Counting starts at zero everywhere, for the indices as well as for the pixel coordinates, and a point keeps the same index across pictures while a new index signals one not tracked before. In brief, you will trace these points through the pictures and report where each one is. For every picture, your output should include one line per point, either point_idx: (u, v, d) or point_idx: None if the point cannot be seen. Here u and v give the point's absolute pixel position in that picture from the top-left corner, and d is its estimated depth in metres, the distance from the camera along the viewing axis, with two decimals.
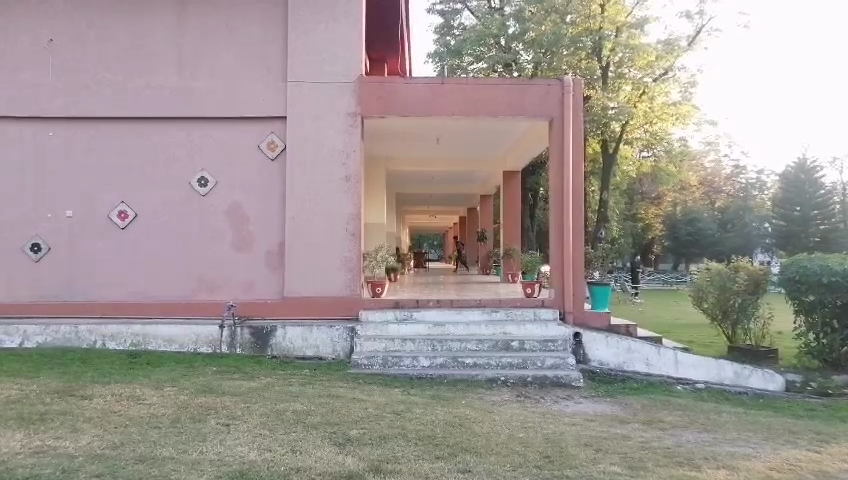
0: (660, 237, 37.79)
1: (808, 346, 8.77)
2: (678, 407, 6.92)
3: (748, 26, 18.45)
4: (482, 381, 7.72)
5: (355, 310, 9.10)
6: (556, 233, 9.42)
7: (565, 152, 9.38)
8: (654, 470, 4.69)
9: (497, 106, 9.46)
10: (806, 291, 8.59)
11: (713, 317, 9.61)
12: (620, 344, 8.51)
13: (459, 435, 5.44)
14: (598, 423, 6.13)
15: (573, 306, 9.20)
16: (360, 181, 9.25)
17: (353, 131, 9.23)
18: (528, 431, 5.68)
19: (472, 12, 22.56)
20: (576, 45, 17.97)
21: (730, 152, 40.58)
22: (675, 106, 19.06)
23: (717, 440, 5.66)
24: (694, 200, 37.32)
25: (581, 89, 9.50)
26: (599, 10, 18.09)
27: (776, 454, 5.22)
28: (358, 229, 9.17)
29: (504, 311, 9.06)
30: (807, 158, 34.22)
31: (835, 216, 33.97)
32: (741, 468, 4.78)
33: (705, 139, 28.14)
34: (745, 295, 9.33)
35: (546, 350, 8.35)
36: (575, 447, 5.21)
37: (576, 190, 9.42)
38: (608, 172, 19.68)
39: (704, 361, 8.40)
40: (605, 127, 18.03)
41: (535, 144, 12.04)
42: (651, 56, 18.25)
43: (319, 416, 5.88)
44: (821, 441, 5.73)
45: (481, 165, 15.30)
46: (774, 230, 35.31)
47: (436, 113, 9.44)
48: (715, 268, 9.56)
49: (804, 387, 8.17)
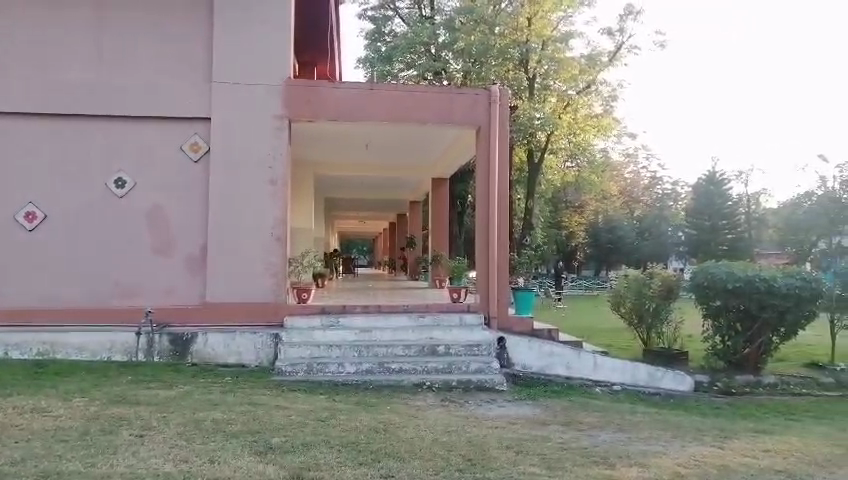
0: (583, 244, 39.04)
1: (714, 348, 9.30)
2: (595, 409, 7.17)
3: (664, 45, 19.36)
4: (407, 386, 7.76)
5: (279, 316, 8.94)
6: (482, 240, 9.59)
7: (492, 161, 9.58)
8: (570, 470, 4.83)
9: (426, 114, 9.56)
10: (713, 296, 9.11)
11: (630, 321, 10.02)
12: (542, 348, 8.77)
13: (382, 441, 5.44)
14: (519, 426, 6.28)
15: (497, 312, 9.36)
16: (286, 184, 9.11)
17: (280, 134, 9.09)
18: (451, 435, 5.74)
19: (403, 19, 22.72)
20: (504, 56, 18.37)
21: (647, 163, 42.45)
22: (596, 118, 19.89)
23: (630, 439, 5.90)
24: (615, 208, 38.74)
25: (508, 99, 9.74)
26: (527, 23, 18.62)
27: (684, 451, 5.49)
28: (284, 234, 9.03)
29: (430, 316, 9.14)
30: (717, 171, 36.15)
31: (741, 226, 36.07)
32: (652, 466, 5.01)
33: (624, 151, 29.34)
34: (658, 299, 9.76)
35: (471, 354, 8.49)
36: (497, 450, 5.30)
37: (502, 198, 9.62)
38: (534, 180, 20.30)
39: (621, 364, 8.68)
40: (531, 136, 18.54)
41: (464, 151, 12.23)
42: (574, 69, 18.89)
43: (239, 424, 5.74)
44: (723, 437, 6.08)
45: (410, 171, 15.39)
46: (688, 238, 37.13)
47: (365, 119, 9.43)
48: (632, 275, 9.96)
49: (711, 386, 8.73)
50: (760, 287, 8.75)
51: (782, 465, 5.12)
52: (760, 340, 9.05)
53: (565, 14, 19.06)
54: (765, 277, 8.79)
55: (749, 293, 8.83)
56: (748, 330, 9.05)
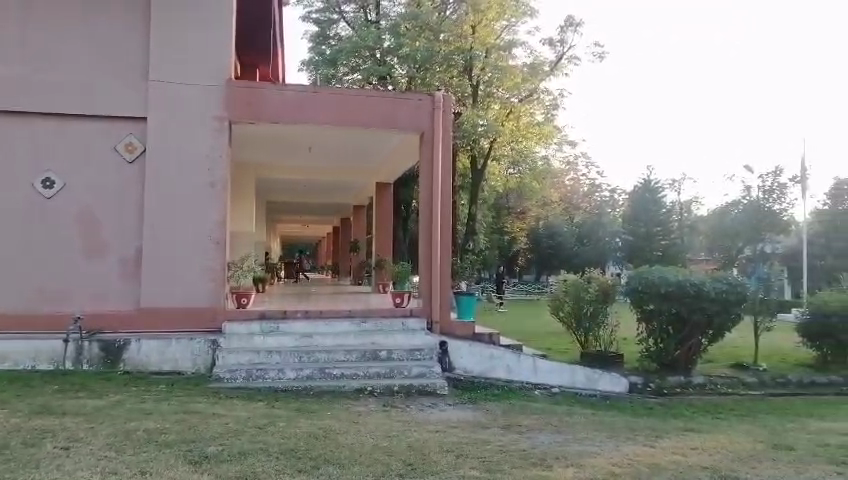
0: (525, 249, 39.68)
1: (648, 350, 9.63)
2: (533, 411, 7.31)
3: (603, 56, 19.93)
4: (348, 392, 7.70)
5: (217, 322, 8.71)
6: (425, 245, 9.62)
7: (435, 166, 9.64)
8: (509, 472, 4.91)
9: (370, 119, 9.54)
10: (647, 300, 9.41)
11: (568, 324, 10.25)
12: (482, 352, 8.88)
13: (322, 448, 5.39)
14: (461, 429, 6.33)
15: (440, 316, 9.40)
16: (226, 187, 8.92)
17: (220, 135, 8.90)
18: (392, 440, 5.74)
19: (348, 23, 22.63)
20: (448, 62, 18.55)
21: (586, 171, 43.62)
22: (538, 126, 19.98)
23: (568, 440, 6.04)
24: (555, 214, 39.61)
25: (451, 105, 9.83)
26: (471, 31, 18.64)
27: (618, 451, 5.66)
28: (223, 237, 8.83)
29: (372, 321, 9.11)
30: (652, 178, 37.41)
31: (674, 232, 37.43)
32: (587, 466, 5.13)
33: (565, 159, 30.01)
34: (595, 303, 10.02)
35: (412, 359, 8.51)
36: (437, 454, 5.33)
37: (445, 203, 9.68)
38: (476, 186, 20.37)
39: (559, 367, 8.86)
40: (474, 143, 18.70)
41: (408, 155, 12.28)
42: (517, 78, 18.98)
43: (173, 434, 5.57)
44: (656, 437, 6.30)
45: (354, 176, 15.32)
46: (625, 244, 38.25)
47: (308, 121, 9.34)
48: (571, 279, 10.21)
49: (645, 388, 8.96)
50: (691, 291, 9.15)
51: (709, 462, 5.34)
52: (691, 341, 9.42)
53: (508, 24, 19.13)
54: (695, 281, 9.20)
55: (679, 296, 9.22)
56: (679, 332, 9.39)
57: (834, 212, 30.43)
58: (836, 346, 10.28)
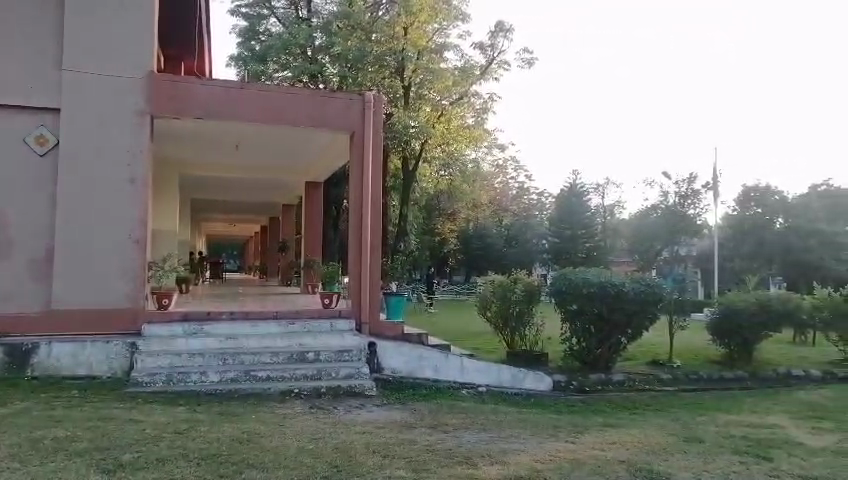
0: (454, 250, 40.09)
1: (571, 349, 9.93)
2: (460, 410, 7.40)
3: (531, 63, 20.45)
4: (274, 394, 7.56)
5: (136, 325, 8.36)
6: (354, 245, 9.56)
7: (365, 166, 9.59)
8: (435, 471, 4.94)
9: (298, 117, 9.41)
10: (571, 300, 9.71)
11: (495, 324, 10.45)
12: (411, 352, 8.89)
13: (245, 452, 5.26)
14: (388, 430, 6.33)
15: (369, 317, 9.38)
16: (147, 183, 8.58)
17: (141, 130, 8.54)
18: (318, 442, 5.67)
19: (279, 19, 22.27)
20: (379, 63, 18.45)
21: (515, 174, 44.49)
22: (468, 129, 20.49)
23: (493, 438, 6.14)
24: (484, 216, 40.20)
25: (381, 105, 9.82)
26: (403, 32, 18.55)
27: (541, 448, 5.79)
28: (144, 236, 8.49)
29: (300, 323, 8.99)
30: (578, 182, 38.57)
31: (597, 235, 38.73)
32: (511, 463, 5.24)
33: (495, 162, 30.58)
34: (522, 304, 10.24)
35: (341, 360, 8.45)
36: (364, 455, 5.32)
37: (375, 204, 9.65)
38: (407, 188, 20.31)
39: (486, 366, 8.98)
40: (406, 144, 18.67)
41: (338, 154, 12.19)
42: (448, 81, 19.08)
43: (85, 441, 5.30)
44: (577, 433, 6.49)
45: (283, 174, 15.06)
46: (551, 245, 39.28)
47: (234, 118, 9.11)
48: (499, 279, 10.42)
49: (568, 386, 9.21)
50: (611, 292, 9.50)
51: (626, 456, 5.55)
52: (611, 340, 9.77)
53: (440, 27, 19.18)
54: (617, 281, 9.57)
55: (601, 297, 9.55)
56: (600, 332, 9.73)
57: (742, 217, 32.38)
58: (742, 344, 10.93)
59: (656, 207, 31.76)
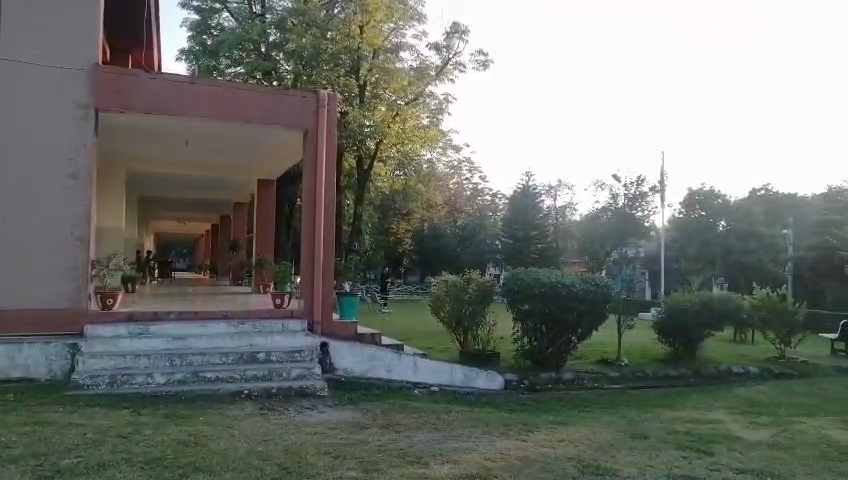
0: (409, 250, 40.07)
1: (523, 349, 10.05)
2: (413, 410, 7.41)
3: (486, 65, 20.62)
4: (223, 395, 7.41)
5: (79, 326, 8.07)
6: (307, 245, 9.44)
7: (319, 165, 9.48)
8: (386, 471, 4.93)
9: (251, 114, 9.25)
10: (523, 300, 9.83)
11: (448, 324, 10.50)
12: (364, 352, 8.84)
13: (192, 455, 5.14)
14: (339, 431, 6.27)
15: (321, 317, 9.30)
16: (92, 178, 8.29)
17: (85, 123, 8.25)
18: (268, 444, 5.59)
19: (232, 14, 21.88)
20: (335, 62, 18.22)
21: (470, 175, 44.82)
22: (423, 129, 20.28)
23: (445, 437, 6.17)
24: (439, 217, 40.32)
25: (335, 103, 9.74)
26: (358, 31, 18.57)
27: (492, 446, 5.85)
28: (87, 234, 8.19)
29: (250, 323, 8.85)
30: (531, 183, 39.06)
31: (550, 235, 39.30)
32: (462, 461, 5.28)
33: (450, 164, 30.71)
34: (475, 304, 10.32)
35: (292, 361, 8.36)
36: (314, 456, 5.26)
37: (329, 203, 9.58)
38: (362, 187, 20.23)
39: (439, 366, 9.00)
40: (360, 144, 18.56)
41: (292, 152, 12.04)
42: (404, 81, 19.34)
43: (21, 447, 5.09)
44: (527, 431, 6.59)
45: (235, 172, 14.79)
46: (504, 246, 39.66)
47: (184, 114, 8.88)
48: (452, 279, 10.47)
49: (519, 385, 9.32)
50: (562, 291, 9.68)
51: (575, 453, 5.65)
52: (562, 340, 9.95)
53: (395, 26, 19.20)
54: (568, 282, 9.74)
55: (553, 297, 9.72)
56: (551, 331, 9.90)
57: (687, 220, 33.43)
58: (686, 343, 11.29)
59: (607, 209, 32.54)
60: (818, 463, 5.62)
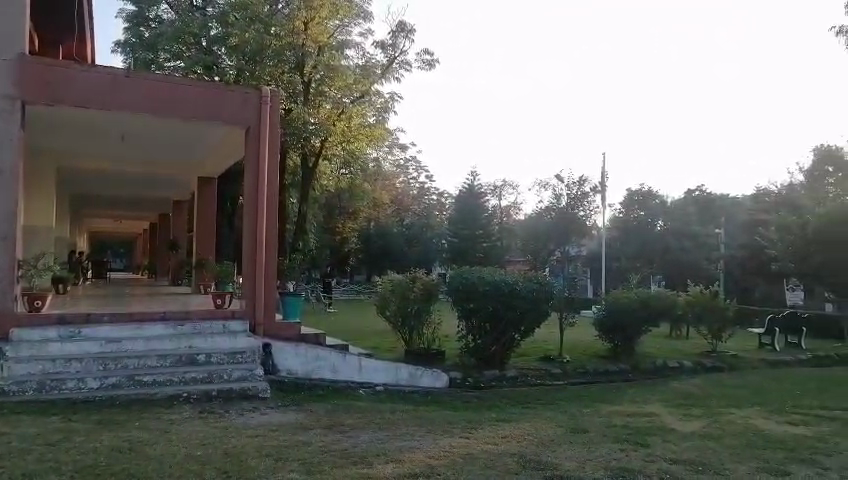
0: (355, 250, 39.82)
1: (467, 346, 10.14)
2: (357, 410, 7.35)
3: (432, 65, 20.71)
4: (160, 399, 7.18)
5: (4, 329, 7.68)
6: (249, 244, 9.24)
7: (261, 162, 9.30)
8: (329, 472, 4.88)
9: (190, 109, 8.99)
10: (467, 298, 9.91)
11: (393, 323, 10.45)
12: (308, 352, 8.70)
13: (126, 461, 4.96)
14: (281, 433, 6.17)
15: (263, 317, 9.12)
16: (18, 175, 7.90)
17: (10, 117, 7.88)
18: (207, 447, 5.45)
19: (171, 6, 21.26)
20: (279, 58, 17.93)
21: (416, 174, 44.95)
22: (368, 128, 19.64)
23: (389, 437, 6.15)
24: (385, 216, 40.20)
25: (278, 100, 9.59)
26: (303, 27, 18.07)
27: (435, 445, 5.87)
28: (12, 232, 7.80)
29: (189, 324, 8.62)
30: (476, 183, 39.46)
31: (494, 235, 39.77)
32: (405, 460, 5.27)
33: (395, 164, 30.69)
34: (419, 302, 10.32)
35: (233, 362, 8.21)
36: (255, 459, 5.16)
37: (272, 201, 9.40)
38: (306, 186, 20.03)
39: (384, 365, 8.92)
40: (305, 142, 18.34)
41: (233, 148, 11.76)
42: (349, 79, 19.00)
43: None
44: (471, 428, 6.64)
45: (175, 169, 14.36)
46: (450, 245, 39.87)
47: (119, 108, 8.55)
48: (396, 278, 10.48)
49: (463, 383, 9.37)
50: (505, 290, 9.81)
51: (517, 449, 5.73)
52: (505, 337, 10.07)
53: (340, 23, 19.00)
54: (510, 281, 9.87)
55: (495, 295, 9.83)
56: (494, 329, 10.01)
57: (627, 220, 34.35)
58: (624, 339, 11.61)
59: (550, 209, 33.22)
60: (747, 451, 5.87)
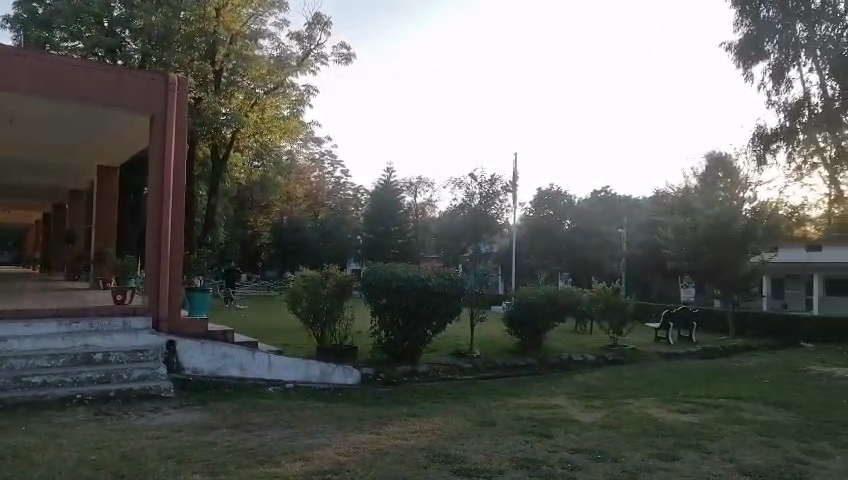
0: (267, 245, 38.93)
1: (380, 342, 10.12)
2: (265, 408, 7.20)
3: (348, 59, 20.52)
4: (51, 401, 6.75)
5: None
6: (153, 238, 8.79)
7: (167, 151, 8.86)
8: (234, 472, 4.75)
9: (89, 92, 8.47)
10: (380, 295, 9.91)
11: (305, 319, 10.27)
12: (215, 350, 8.39)
13: (9, 469, 4.63)
14: (184, 433, 5.95)
15: (167, 314, 8.74)
16: None
17: None
18: (102, 451, 5.17)
19: None
20: (189, 45, 17.21)
21: (332, 169, 44.56)
22: (283, 120, 19.36)
23: (298, 435, 6.07)
24: (299, 211, 39.55)
25: (186, 88, 9.18)
26: (214, 14, 17.57)
27: (345, 441, 5.85)
28: None
29: (85, 322, 8.15)
30: (392, 180, 39.53)
31: (409, 232, 39.94)
32: (314, 458, 5.22)
33: (311, 158, 30.25)
34: (332, 299, 10.20)
35: (133, 361, 7.84)
36: (155, 462, 4.95)
37: (178, 193, 9.00)
38: (217, 178, 19.39)
39: (295, 362, 8.76)
40: (215, 133, 17.64)
41: (138, 136, 11.19)
42: (263, 69, 18.46)
43: None
44: (381, 424, 6.67)
45: (72, 156, 13.50)
46: (365, 241, 39.67)
47: (8, 88, 7.98)
48: (309, 274, 10.32)
49: (375, 378, 9.38)
50: (418, 286, 9.87)
51: (426, 443, 5.81)
52: (418, 333, 10.15)
53: (254, 12, 18.43)
54: (422, 277, 9.93)
55: (408, 291, 9.89)
56: (407, 325, 10.06)
57: (537, 218, 34.92)
58: (531, 334, 12.01)
59: (464, 206, 33.86)
60: (640, 439, 6.23)
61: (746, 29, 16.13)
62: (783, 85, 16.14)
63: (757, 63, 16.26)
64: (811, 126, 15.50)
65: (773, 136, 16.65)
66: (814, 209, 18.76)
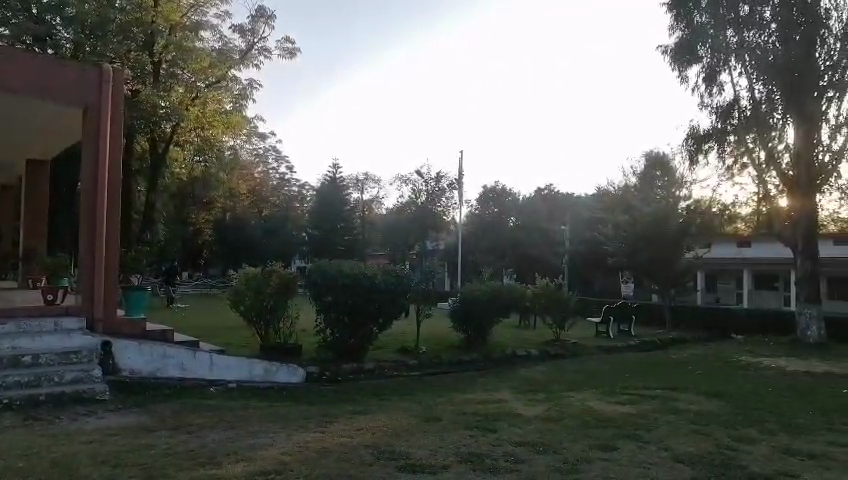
0: (209, 242, 37.97)
1: (326, 340, 10.06)
2: (207, 409, 7.04)
3: (293, 53, 20.24)
4: None
5: None
6: (86, 237, 8.43)
7: (101, 146, 8.53)
8: (173, 476, 4.62)
9: (17, 82, 8.06)
10: (325, 292, 9.82)
11: (248, 318, 10.09)
12: (153, 350, 8.14)
13: None
14: (121, 437, 5.76)
15: (102, 314, 8.43)
16: None
17: None
18: (31, 458, 4.94)
19: None
20: (124, 35, 16.57)
21: (276, 164, 43.93)
22: (225, 115, 18.89)
23: (241, 435, 5.96)
24: (242, 208, 38.75)
25: (122, 80, 8.88)
26: (153, 4, 17.28)
27: (289, 441, 5.77)
28: None
29: (13, 323, 7.76)
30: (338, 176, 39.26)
31: (355, 229, 39.69)
32: (257, 458, 5.14)
33: (253, 154, 29.70)
34: (276, 297, 10.02)
35: (66, 363, 7.52)
36: (89, 467, 4.77)
37: (113, 189, 8.67)
38: (156, 172, 18.81)
39: (237, 361, 8.59)
40: (154, 126, 17.19)
41: (70, 129, 10.73)
42: (205, 62, 17.98)
43: None
44: (326, 422, 6.62)
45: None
46: (311, 238, 39.19)
47: None
48: (252, 272, 10.15)
49: (320, 377, 9.31)
50: (364, 284, 9.87)
51: (371, 440, 5.80)
52: (364, 331, 10.11)
53: (195, 4, 18.39)
54: (368, 275, 9.95)
55: (353, 289, 9.85)
56: (353, 323, 10.01)
57: (482, 217, 36.05)
58: (477, 330, 12.13)
59: (412, 203, 34.12)
60: (581, 431, 6.39)
61: (681, 32, 16.81)
62: (715, 87, 16.65)
63: (691, 66, 16.74)
64: (741, 129, 16.39)
65: (705, 136, 17.13)
66: (743, 207, 19.39)
